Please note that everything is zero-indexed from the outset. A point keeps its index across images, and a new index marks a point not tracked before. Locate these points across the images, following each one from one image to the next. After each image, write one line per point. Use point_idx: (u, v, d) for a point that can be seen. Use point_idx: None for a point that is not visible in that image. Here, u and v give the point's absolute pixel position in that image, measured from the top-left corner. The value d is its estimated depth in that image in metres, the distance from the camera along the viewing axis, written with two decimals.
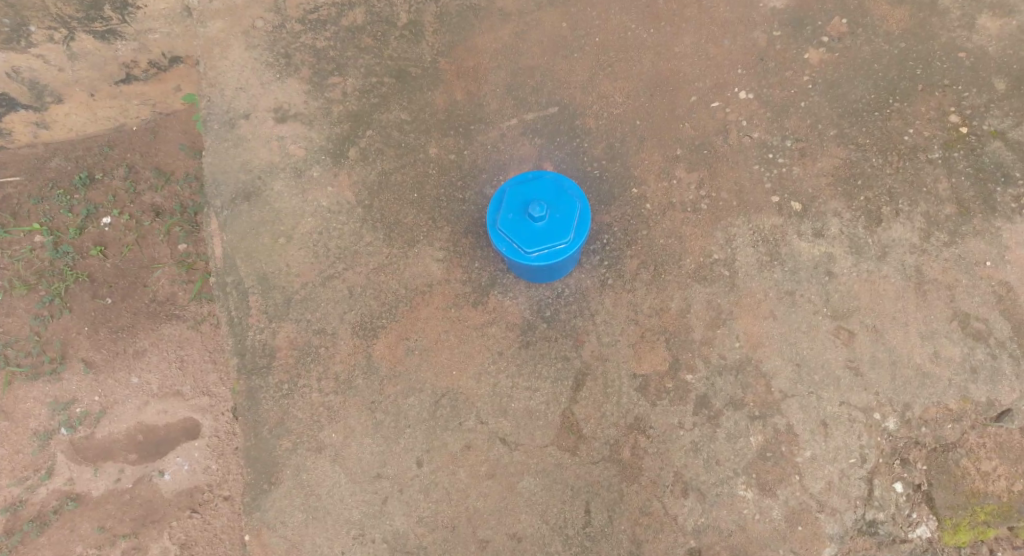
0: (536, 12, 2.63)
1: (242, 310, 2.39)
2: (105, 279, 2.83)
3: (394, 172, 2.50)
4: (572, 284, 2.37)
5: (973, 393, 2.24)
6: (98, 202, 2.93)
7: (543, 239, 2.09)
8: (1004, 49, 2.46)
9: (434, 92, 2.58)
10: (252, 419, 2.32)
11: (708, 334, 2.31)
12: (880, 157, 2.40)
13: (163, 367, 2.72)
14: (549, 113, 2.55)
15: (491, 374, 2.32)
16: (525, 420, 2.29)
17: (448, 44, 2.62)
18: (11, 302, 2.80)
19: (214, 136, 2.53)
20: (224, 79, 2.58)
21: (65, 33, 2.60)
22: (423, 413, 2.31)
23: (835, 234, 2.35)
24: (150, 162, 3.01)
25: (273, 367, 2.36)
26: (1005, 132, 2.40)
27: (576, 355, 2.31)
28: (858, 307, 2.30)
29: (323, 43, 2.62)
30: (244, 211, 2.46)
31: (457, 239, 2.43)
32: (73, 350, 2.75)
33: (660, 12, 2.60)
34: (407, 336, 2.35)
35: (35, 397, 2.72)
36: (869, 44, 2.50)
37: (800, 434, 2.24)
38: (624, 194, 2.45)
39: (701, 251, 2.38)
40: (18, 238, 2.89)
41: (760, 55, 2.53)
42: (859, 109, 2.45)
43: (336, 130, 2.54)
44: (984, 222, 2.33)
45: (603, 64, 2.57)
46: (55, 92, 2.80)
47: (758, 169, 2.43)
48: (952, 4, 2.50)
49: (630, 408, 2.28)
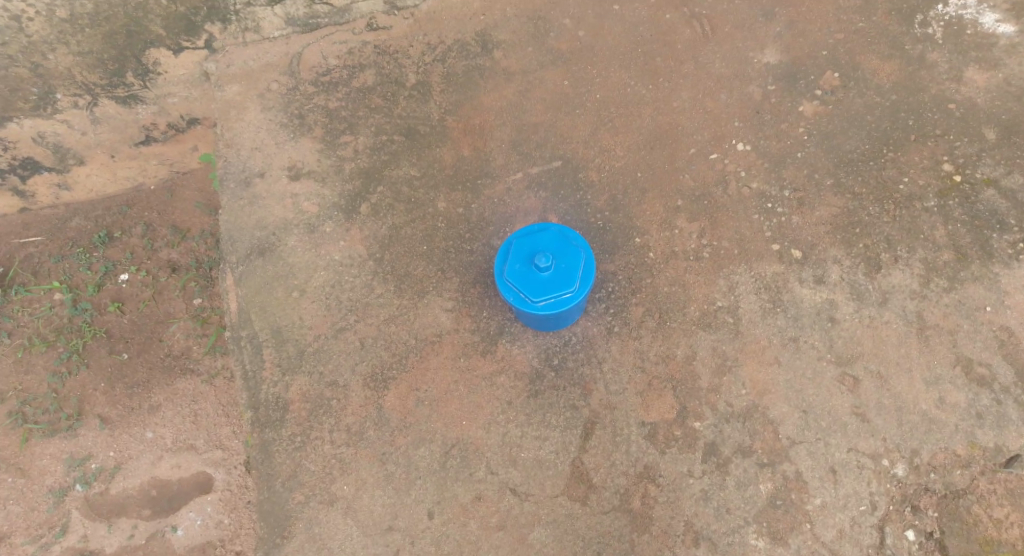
0: (539, 71, 2.77)
1: (256, 364, 2.42)
2: (121, 334, 2.89)
3: (404, 225, 2.57)
4: (579, 332, 2.41)
5: (979, 438, 2.24)
6: (116, 259, 3.04)
7: (549, 288, 2.14)
8: (992, 100, 2.56)
9: (443, 148, 2.68)
10: (264, 473, 2.34)
11: (715, 381, 2.33)
12: (877, 206, 2.46)
13: (177, 422, 2.76)
14: (553, 166, 2.63)
15: (500, 424, 2.34)
16: (535, 470, 2.29)
17: (455, 103, 2.74)
18: (29, 359, 2.85)
19: (230, 195, 2.62)
20: (240, 139, 2.70)
21: (89, 99, 2.76)
22: (434, 464, 2.32)
23: (836, 281, 2.40)
24: (166, 220, 3.13)
25: (285, 420, 2.38)
26: (997, 180, 2.46)
27: (584, 404, 2.34)
28: (861, 352, 2.33)
29: (336, 104, 2.74)
30: (259, 266, 2.53)
31: (466, 289, 2.48)
32: (90, 406, 2.79)
33: (658, 68, 2.74)
34: (417, 387, 2.39)
35: (51, 454, 2.74)
36: (861, 96, 2.60)
37: (810, 481, 2.24)
38: (627, 244, 2.51)
39: (705, 298, 2.42)
40: (37, 295, 2.96)
41: (756, 108, 2.63)
42: (854, 159, 2.52)
43: (348, 187, 2.62)
44: (982, 268, 2.37)
45: (605, 119, 2.69)
46: (77, 155, 2.94)
47: (759, 218, 2.49)
48: (939, 59, 2.62)
49: (639, 456, 2.29)
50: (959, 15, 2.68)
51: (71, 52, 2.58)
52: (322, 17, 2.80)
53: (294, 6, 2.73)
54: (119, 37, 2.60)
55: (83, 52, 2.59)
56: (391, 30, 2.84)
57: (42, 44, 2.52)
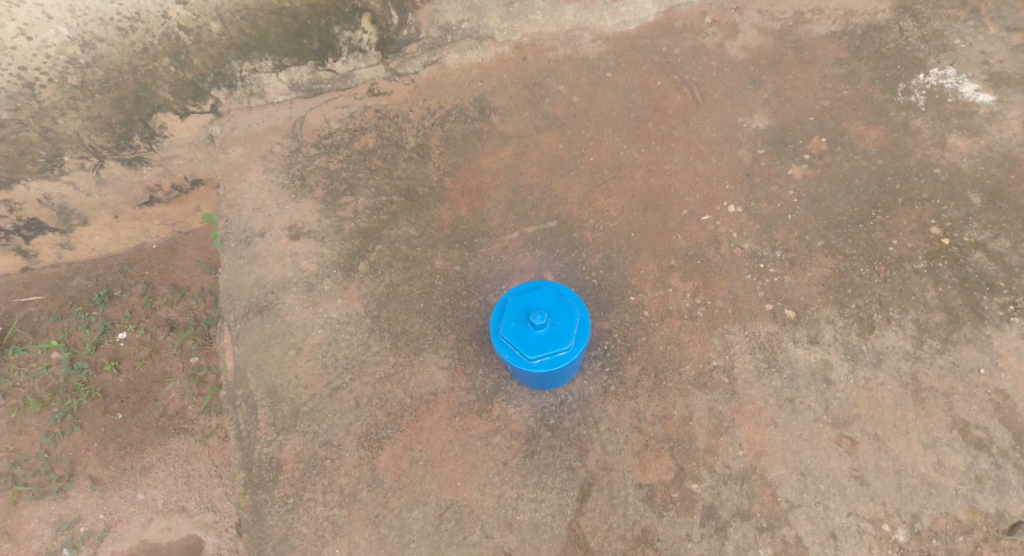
0: (535, 135, 2.86)
1: (250, 423, 2.41)
2: (116, 394, 2.89)
3: (402, 283, 2.60)
4: (575, 391, 2.41)
5: (980, 502, 2.22)
6: (115, 317, 3.08)
7: (545, 345, 2.15)
8: (976, 166, 2.63)
9: (441, 208, 2.73)
10: (255, 536, 2.29)
11: (711, 442, 2.32)
12: (867, 267, 2.50)
13: (168, 483, 2.74)
14: (549, 227, 2.69)
15: (495, 485, 2.31)
16: (531, 533, 2.26)
17: (454, 165, 2.81)
18: (23, 420, 2.85)
19: (230, 254, 2.66)
20: (242, 200, 2.76)
21: (95, 161, 2.83)
22: (428, 527, 2.28)
23: (830, 341, 2.41)
24: (166, 278, 3.17)
25: (278, 481, 2.35)
26: (985, 243, 2.51)
27: (581, 464, 2.32)
28: (858, 414, 2.32)
29: (336, 165, 2.82)
30: (256, 324, 2.55)
31: (462, 347, 2.50)
32: (81, 467, 2.77)
33: (650, 132, 2.83)
34: (412, 447, 2.37)
35: (40, 517, 2.70)
36: (848, 160, 2.68)
37: (810, 546, 2.20)
38: (622, 302, 2.54)
39: (700, 357, 2.43)
40: (35, 354, 2.99)
41: (746, 171, 2.71)
42: (844, 221, 2.58)
43: (347, 246, 2.66)
44: (974, 330, 2.40)
45: (599, 181, 2.76)
46: (81, 216, 2.99)
47: (751, 278, 2.53)
48: (923, 125, 2.71)
49: (636, 519, 2.25)
50: (940, 83, 2.78)
51: (80, 116, 2.67)
52: (325, 82, 2.90)
53: (298, 72, 2.85)
54: (127, 102, 2.69)
55: (92, 116, 2.68)
56: (391, 95, 2.94)
57: (53, 110, 2.61)
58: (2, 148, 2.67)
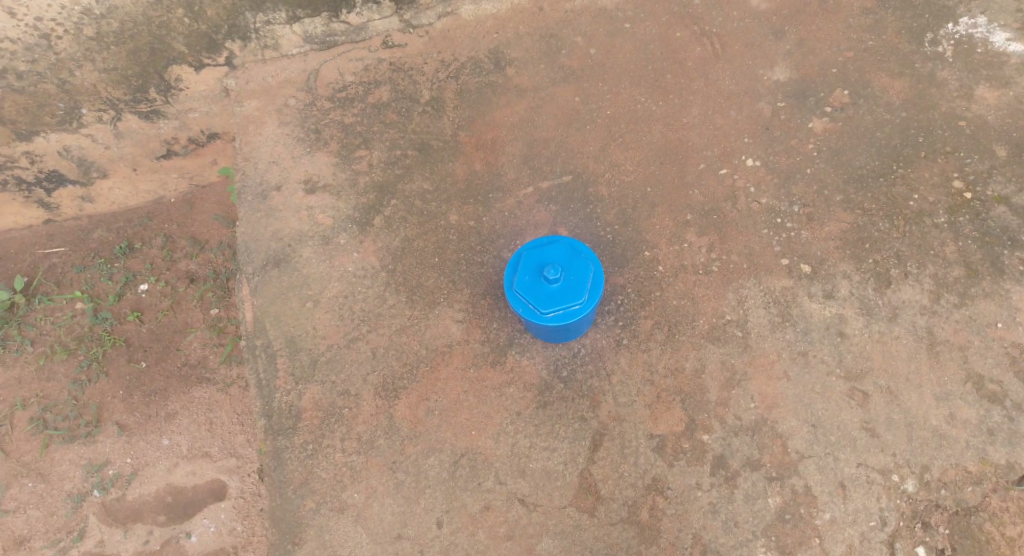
0: (551, 88, 2.82)
1: (270, 372, 2.46)
2: (140, 343, 2.98)
3: (417, 238, 2.61)
4: (588, 344, 2.43)
5: (991, 454, 2.23)
6: (136, 270, 3.13)
7: (558, 300, 2.16)
8: (1003, 118, 2.57)
9: (455, 163, 2.72)
10: (277, 480, 2.36)
11: (723, 395, 2.34)
12: (886, 222, 2.47)
13: (192, 429, 2.84)
14: (563, 181, 2.67)
15: (509, 434, 2.36)
16: (543, 481, 2.31)
17: (468, 118, 2.79)
18: (50, 367, 2.95)
19: (247, 207, 2.67)
20: (258, 153, 2.76)
21: (113, 114, 2.85)
22: (443, 474, 2.34)
23: (845, 296, 2.40)
24: (185, 232, 3.22)
25: (298, 428, 2.41)
26: (1008, 198, 2.46)
27: (593, 416, 2.35)
28: (871, 367, 2.32)
29: (351, 119, 2.81)
30: (274, 277, 2.57)
31: (476, 301, 2.52)
32: (108, 413, 2.87)
33: (668, 85, 2.78)
34: (427, 397, 2.41)
35: (70, 459, 2.82)
36: (871, 113, 2.62)
37: (819, 496, 2.23)
38: (637, 257, 2.53)
39: (713, 312, 2.44)
40: (60, 304, 3.07)
41: (766, 124, 2.66)
42: (864, 175, 2.54)
43: (362, 200, 2.67)
44: (994, 284, 2.37)
45: (615, 135, 2.72)
46: (101, 168, 3.04)
47: (768, 233, 2.51)
48: (950, 76, 2.64)
49: (647, 468, 2.29)
50: (969, 33, 2.69)
51: (97, 69, 2.67)
52: (339, 35, 2.88)
53: (312, 24, 2.82)
54: (143, 54, 2.68)
55: (108, 68, 2.68)
56: (406, 48, 2.91)
57: (69, 61, 2.61)
58: (21, 99, 2.67)
